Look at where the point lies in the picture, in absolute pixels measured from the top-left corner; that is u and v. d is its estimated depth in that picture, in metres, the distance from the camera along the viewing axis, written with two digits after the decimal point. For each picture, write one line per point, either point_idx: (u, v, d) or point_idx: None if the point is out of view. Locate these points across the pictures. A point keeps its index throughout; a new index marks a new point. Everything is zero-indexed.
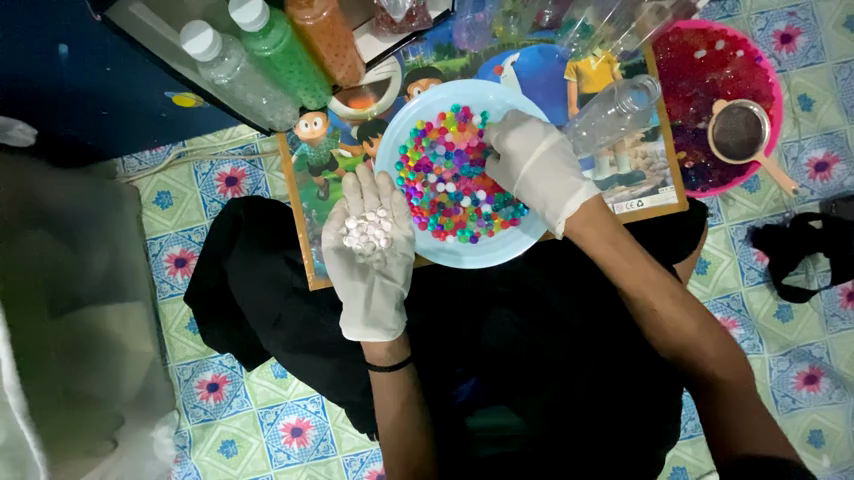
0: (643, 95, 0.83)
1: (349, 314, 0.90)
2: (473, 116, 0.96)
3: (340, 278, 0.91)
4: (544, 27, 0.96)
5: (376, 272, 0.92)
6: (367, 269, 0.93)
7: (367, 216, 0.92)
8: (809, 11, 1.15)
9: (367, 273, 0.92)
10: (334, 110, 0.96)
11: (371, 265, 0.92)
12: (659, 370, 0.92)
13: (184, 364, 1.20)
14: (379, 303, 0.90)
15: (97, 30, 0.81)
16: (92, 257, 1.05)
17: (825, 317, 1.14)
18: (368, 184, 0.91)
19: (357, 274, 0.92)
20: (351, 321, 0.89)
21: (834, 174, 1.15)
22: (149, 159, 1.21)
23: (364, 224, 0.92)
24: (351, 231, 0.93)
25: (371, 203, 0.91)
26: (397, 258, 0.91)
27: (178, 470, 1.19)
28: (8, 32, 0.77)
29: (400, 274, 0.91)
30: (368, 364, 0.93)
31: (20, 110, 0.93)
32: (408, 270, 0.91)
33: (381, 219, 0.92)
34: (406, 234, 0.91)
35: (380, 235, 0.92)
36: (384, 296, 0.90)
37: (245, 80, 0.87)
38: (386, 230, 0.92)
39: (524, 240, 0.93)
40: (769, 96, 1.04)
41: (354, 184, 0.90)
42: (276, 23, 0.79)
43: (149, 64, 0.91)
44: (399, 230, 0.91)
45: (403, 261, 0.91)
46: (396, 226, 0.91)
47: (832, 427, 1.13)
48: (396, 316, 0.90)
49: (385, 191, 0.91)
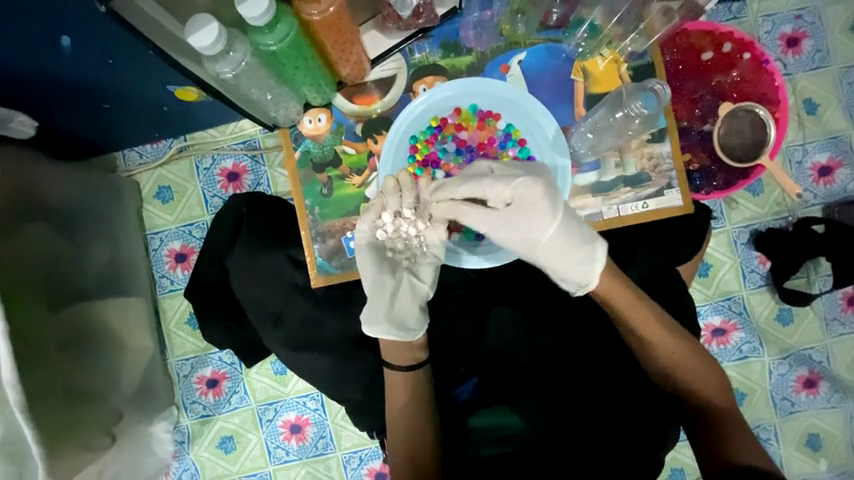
0: (653, 99, 0.85)
1: (369, 311, 0.85)
2: (497, 120, 0.95)
3: (369, 273, 0.84)
4: (551, 26, 0.96)
5: (405, 269, 0.86)
6: (396, 265, 0.86)
7: (404, 212, 0.84)
8: (816, 15, 1.15)
9: (397, 270, 0.86)
10: (338, 106, 0.95)
11: (401, 261, 0.86)
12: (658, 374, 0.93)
13: (184, 359, 1.20)
14: (405, 302, 0.85)
15: (100, 22, 0.80)
16: (92, 251, 1.04)
17: (826, 321, 1.14)
18: (407, 182, 0.84)
19: (386, 270, 0.85)
20: (373, 319, 0.84)
21: (837, 179, 1.15)
22: (149, 152, 1.20)
23: (399, 221, 0.84)
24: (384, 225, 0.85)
25: (408, 200, 0.84)
26: (428, 258, 0.85)
27: (176, 465, 1.19)
28: (11, 23, 0.76)
29: (431, 275, 0.86)
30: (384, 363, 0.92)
31: (21, 101, 0.92)
32: (437, 271, 0.86)
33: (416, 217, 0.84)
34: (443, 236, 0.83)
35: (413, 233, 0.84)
36: (411, 296, 0.85)
37: (250, 75, 0.86)
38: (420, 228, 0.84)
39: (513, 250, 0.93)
40: (775, 99, 1.04)
41: (394, 183, 0.84)
42: (282, 17, 0.79)
43: (152, 58, 0.90)
44: (435, 233, 0.82)
45: (434, 262, 0.85)
46: (430, 227, 0.83)
47: (830, 431, 1.14)
48: (419, 317, 0.86)
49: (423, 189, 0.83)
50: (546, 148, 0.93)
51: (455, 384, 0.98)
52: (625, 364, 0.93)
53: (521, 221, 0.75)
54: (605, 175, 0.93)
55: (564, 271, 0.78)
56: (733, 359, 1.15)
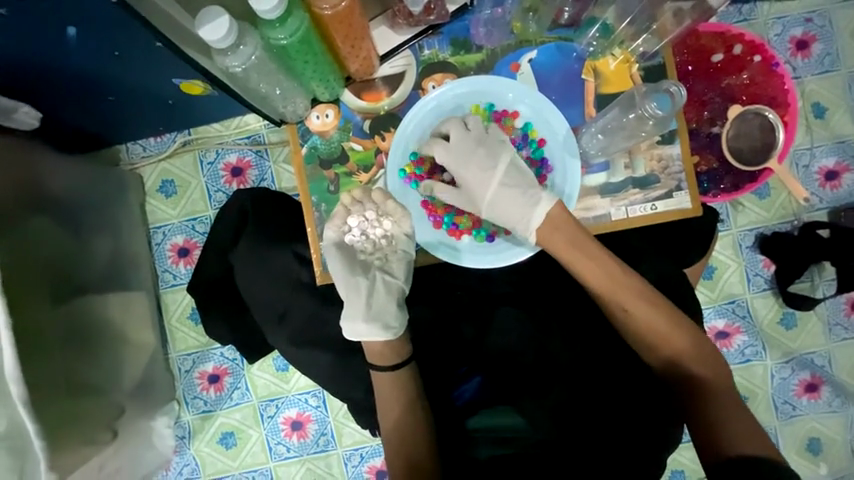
0: (667, 100, 0.84)
1: (350, 311, 0.89)
2: (516, 119, 0.94)
3: (341, 275, 0.89)
4: (563, 24, 0.95)
5: (377, 268, 0.90)
6: (368, 265, 0.91)
7: (365, 215, 0.89)
8: (826, 18, 1.15)
9: (369, 270, 0.90)
10: (346, 102, 0.94)
11: (373, 262, 0.90)
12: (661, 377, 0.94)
13: (185, 355, 1.19)
14: (382, 300, 0.88)
15: (109, 14, 0.79)
16: (95, 245, 1.03)
17: (829, 326, 1.15)
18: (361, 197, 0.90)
19: (358, 270, 0.90)
20: (353, 318, 0.88)
21: (844, 183, 1.14)
22: (153, 145, 1.19)
23: (364, 223, 0.90)
24: (352, 229, 0.90)
25: (370, 205, 0.89)
26: (398, 255, 0.89)
27: (177, 461, 1.18)
28: (19, 13, 0.75)
29: (402, 271, 0.89)
30: (366, 364, 0.93)
31: (25, 91, 0.91)
32: (409, 267, 0.90)
33: (379, 218, 0.90)
34: (406, 231, 0.89)
35: (381, 233, 0.90)
36: (386, 294, 0.88)
37: (260, 69, 0.84)
38: (386, 228, 0.90)
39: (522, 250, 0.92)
40: (785, 103, 1.03)
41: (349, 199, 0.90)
42: (293, 11, 0.78)
43: (160, 51, 0.89)
44: (400, 229, 0.88)
45: (404, 258, 0.89)
46: (397, 225, 0.89)
47: (830, 435, 1.14)
48: (399, 314, 0.88)
49: (381, 200, 0.89)
50: (556, 148, 0.93)
51: (455, 386, 0.97)
52: (629, 366, 0.94)
53: (473, 164, 0.87)
54: (614, 176, 0.93)
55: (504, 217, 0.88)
56: (736, 362, 1.15)
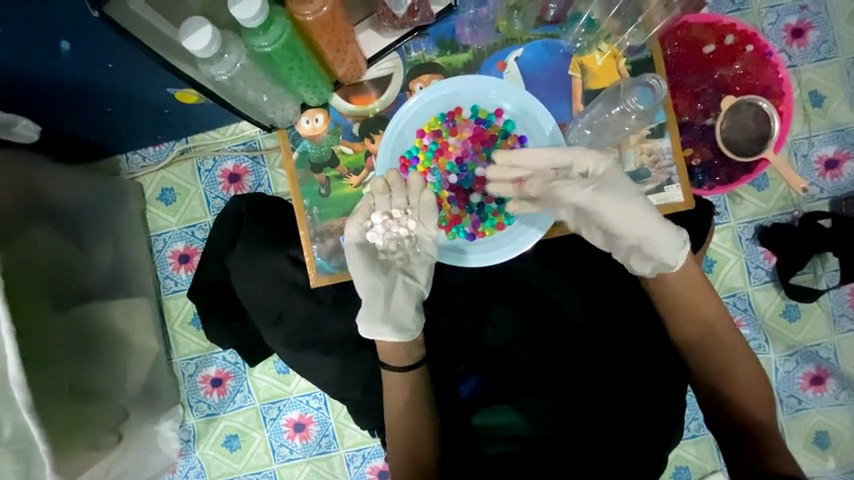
0: (649, 94, 0.84)
1: (367, 311, 0.89)
2: (501, 116, 0.95)
3: (363, 273, 0.89)
4: (548, 21, 0.95)
5: (399, 269, 0.91)
6: (389, 266, 0.92)
7: (393, 214, 0.89)
8: (821, 6, 1.15)
9: (390, 270, 0.92)
10: (335, 106, 0.95)
11: (394, 262, 0.91)
12: (672, 369, 0.91)
13: (188, 359, 1.22)
14: (401, 302, 0.90)
15: (98, 28, 0.82)
16: (97, 253, 1.05)
17: (834, 317, 1.14)
18: (396, 184, 0.89)
19: (380, 270, 0.90)
20: (369, 319, 0.88)
21: (844, 172, 1.14)
22: (152, 155, 1.22)
23: (389, 222, 0.89)
24: (376, 226, 0.90)
25: (399, 202, 0.89)
26: (420, 257, 0.91)
27: (183, 464, 1.21)
28: (11, 32, 0.78)
29: (423, 274, 0.91)
30: (379, 362, 0.92)
31: (24, 105, 0.94)
32: (431, 272, 0.91)
33: (406, 217, 0.89)
34: (431, 234, 0.89)
35: (404, 233, 0.90)
36: (406, 296, 0.90)
37: (246, 76, 0.86)
38: (411, 227, 0.90)
39: (532, 234, 0.92)
40: (779, 92, 1.04)
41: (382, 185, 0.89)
42: (275, 18, 0.79)
43: (150, 62, 0.91)
44: (424, 230, 0.89)
45: (427, 262, 0.91)
46: (421, 224, 0.89)
47: (837, 428, 1.13)
48: (415, 317, 0.89)
49: (414, 190, 0.89)
50: (545, 145, 0.93)
51: (456, 383, 0.98)
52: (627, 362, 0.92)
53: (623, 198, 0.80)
54: None
55: (658, 243, 0.82)
56: None
